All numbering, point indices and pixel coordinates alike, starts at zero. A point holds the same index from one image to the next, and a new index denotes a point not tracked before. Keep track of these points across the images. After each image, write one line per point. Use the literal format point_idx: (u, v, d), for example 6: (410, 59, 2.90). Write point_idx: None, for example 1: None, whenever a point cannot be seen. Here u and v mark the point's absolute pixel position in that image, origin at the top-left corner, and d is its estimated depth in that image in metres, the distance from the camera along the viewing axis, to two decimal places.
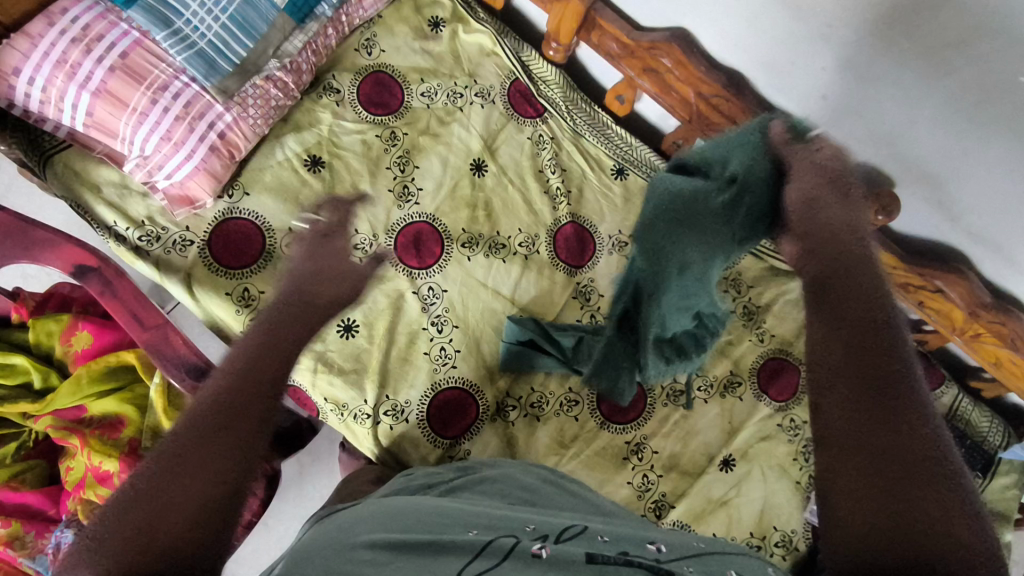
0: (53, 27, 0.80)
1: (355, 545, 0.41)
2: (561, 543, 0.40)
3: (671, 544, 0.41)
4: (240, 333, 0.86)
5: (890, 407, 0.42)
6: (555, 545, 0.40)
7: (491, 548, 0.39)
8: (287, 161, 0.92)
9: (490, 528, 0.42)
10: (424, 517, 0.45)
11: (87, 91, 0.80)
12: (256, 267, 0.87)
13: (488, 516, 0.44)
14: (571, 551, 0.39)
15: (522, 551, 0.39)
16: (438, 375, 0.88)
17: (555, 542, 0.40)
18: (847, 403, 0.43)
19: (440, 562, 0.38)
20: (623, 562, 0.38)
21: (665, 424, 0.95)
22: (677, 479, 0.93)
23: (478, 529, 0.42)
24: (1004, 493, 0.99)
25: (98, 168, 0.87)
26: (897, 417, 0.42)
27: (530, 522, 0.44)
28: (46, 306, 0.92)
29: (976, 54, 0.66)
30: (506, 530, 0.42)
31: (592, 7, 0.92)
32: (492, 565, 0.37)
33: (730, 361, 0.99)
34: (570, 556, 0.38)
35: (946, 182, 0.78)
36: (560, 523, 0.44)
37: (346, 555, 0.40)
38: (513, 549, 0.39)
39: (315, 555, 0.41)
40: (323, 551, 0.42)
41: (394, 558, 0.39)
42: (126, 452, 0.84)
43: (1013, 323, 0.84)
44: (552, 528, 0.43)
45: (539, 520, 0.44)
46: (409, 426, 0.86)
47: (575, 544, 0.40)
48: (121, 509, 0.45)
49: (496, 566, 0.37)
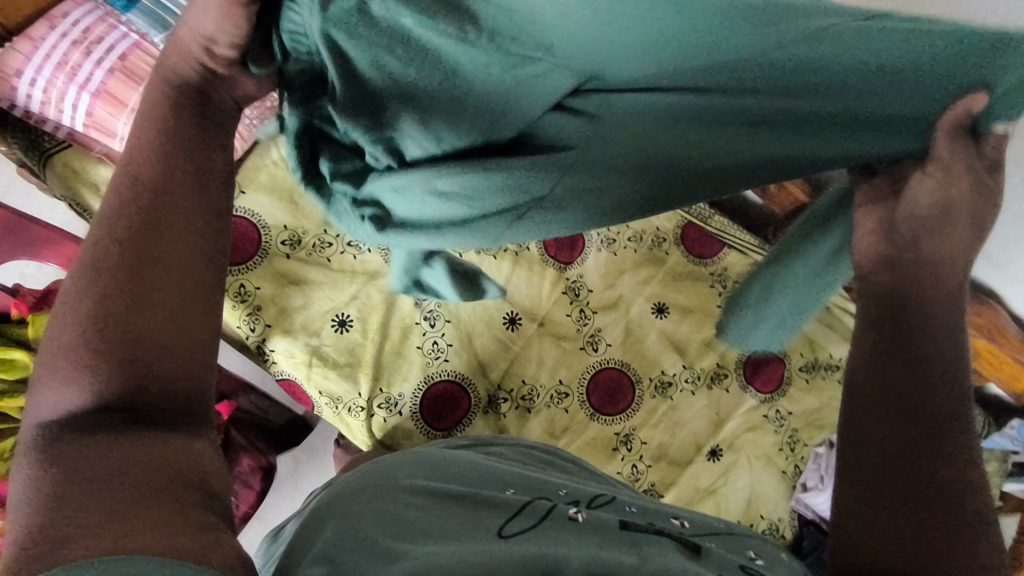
0: (54, 30, 0.83)
1: (400, 489, 0.44)
2: (593, 509, 0.42)
3: (693, 521, 0.45)
4: (235, 328, 0.88)
5: (932, 452, 0.39)
6: (589, 511, 0.42)
7: (528, 509, 0.41)
8: (282, 160, 0.94)
9: (526, 488, 0.45)
10: (465, 472, 0.47)
11: (87, 91, 0.82)
12: (251, 264, 0.89)
13: (523, 477, 0.47)
14: (605, 517, 0.41)
15: (559, 514, 0.41)
16: (430, 369, 0.91)
17: (588, 507, 0.43)
18: (879, 434, 0.41)
19: (482, 516, 0.40)
20: (655, 531, 0.41)
21: (653, 415, 0.97)
22: (665, 469, 0.95)
23: (515, 488, 0.45)
24: None
25: (96, 169, 0.86)
26: (933, 459, 0.39)
27: (561, 488, 0.46)
28: (46, 301, 0.93)
29: None
30: (541, 492, 0.44)
31: None
32: (532, 523, 0.39)
33: (717, 354, 1.01)
34: (605, 521, 0.41)
35: None
36: (587, 491, 0.46)
37: (394, 495, 0.43)
38: (550, 512, 0.41)
39: (358, 493, 0.44)
40: (368, 489, 0.44)
41: (438, 508, 0.41)
42: None
43: (989, 313, 0.87)
44: (583, 494, 0.45)
45: (571, 486, 0.46)
46: (403, 419, 0.89)
47: (606, 511, 0.42)
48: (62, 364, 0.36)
49: (536, 524, 0.39)
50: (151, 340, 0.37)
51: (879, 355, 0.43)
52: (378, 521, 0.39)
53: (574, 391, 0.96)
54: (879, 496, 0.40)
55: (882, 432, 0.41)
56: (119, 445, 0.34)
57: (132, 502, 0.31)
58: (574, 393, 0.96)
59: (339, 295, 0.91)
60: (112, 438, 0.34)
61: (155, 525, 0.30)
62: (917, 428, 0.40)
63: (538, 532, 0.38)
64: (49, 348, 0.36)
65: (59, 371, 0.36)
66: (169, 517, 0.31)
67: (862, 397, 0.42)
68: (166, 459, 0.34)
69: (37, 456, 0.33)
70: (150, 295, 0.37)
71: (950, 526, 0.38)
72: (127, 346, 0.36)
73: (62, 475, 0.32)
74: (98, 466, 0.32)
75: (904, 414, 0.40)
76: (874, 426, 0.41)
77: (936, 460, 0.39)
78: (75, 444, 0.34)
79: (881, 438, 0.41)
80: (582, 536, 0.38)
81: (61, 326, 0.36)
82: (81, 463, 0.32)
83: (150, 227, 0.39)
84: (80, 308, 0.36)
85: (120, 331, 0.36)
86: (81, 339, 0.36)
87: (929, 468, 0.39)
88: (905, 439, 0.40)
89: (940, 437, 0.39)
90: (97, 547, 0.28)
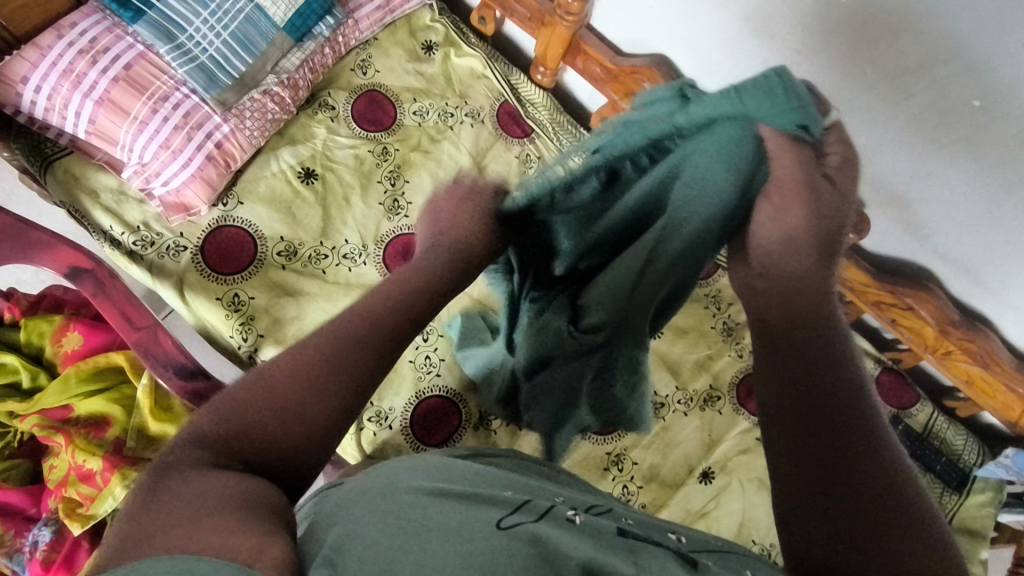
0: (62, 39, 0.83)
1: (399, 490, 0.41)
2: (592, 514, 0.41)
3: (691, 536, 0.42)
4: (228, 338, 0.88)
5: (852, 435, 0.46)
6: (588, 515, 0.40)
7: (527, 507, 0.40)
8: (281, 172, 0.95)
9: (523, 490, 0.43)
10: (466, 474, 0.45)
11: (90, 99, 0.83)
12: (246, 273, 0.89)
13: (518, 482, 0.45)
14: (603, 523, 0.40)
15: (557, 515, 0.39)
16: (422, 383, 0.92)
17: (587, 512, 0.41)
18: (801, 435, 0.47)
19: (482, 511, 0.38)
20: (653, 542, 0.39)
21: (645, 436, 0.97)
22: (656, 491, 0.94)
23: (513, 489, 0.43)
24: (978, 510, 0.99)
25: (97, 174, 0.89)
26: (858, 442, 0.46)
27: (557, 494, 0.44)
28: (38, 307, 0.94)
29: (935, 78, 0.71)
30: (538, 495, 0.42)
31: (578, 33, 0.96)
32: (527, 520, 0.38)
33: (709, 376, 1.01)
34: (603, 526, 0.39)
35: (912, 204, 0.84)
36: (585, 500, 0.44)
37: (391, 496, 0.41)
38: (548, 511, 0.40)
39: (359, 499, 0.42)
40: (368, 495, 0.42)
41: (438, 505, 0.39)
42: (111, 452, 0.84)
43: (982, 340, 0.87)
44: (580, 502, 0.43)
45: (568, 495, 0.44)
46: (393, 433, 0.89)
47: (605, 519, 0.41)
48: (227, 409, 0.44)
49: (531, 522, 0.38)
50: (287, 440, 0.44)
51: (777, 364, 0.51)
52: (380, 523, 0.37)
53: None
54: (828, 484, 0.44)
55: (806, 429, 0.47)
56: (225, 474, 0.39)
57: (197, 516, 0.34)
58: None
59: (333, 307, 0.91)
60: (221, 481, 0.38)
61: (223, 530, 0.32)
62: (830, 413, 0.47)
63: (538, 529, 0.37)
64: (224, 405, 0.45)
65: (215, 422, 0.44)
66: (229, 526, 0.33)
67: (776, 411, 0.49)
68: (245, 489, 0.38)
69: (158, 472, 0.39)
70: (302, 390, 0.46)
71: (888, 507, 0.43)
72: (275, 422, 0.44)
73: (154, 492, 0.37)
74: (184, 487, 0.37)
75: (812, 404, 0.48)
76: (795, 425, 0.48)
77: (854, 443, 0.46)
78: (189, 476, 0.38)
79: (806, 433, 0.47)
80: (580, 537, 0.37)
81: (245, 389, 0.46)
82: (180, 487, 0.37)
83: (341, 369, 0.48)
84: (263, 385, 0.46)
85: (277, 415, 0.44)
86: (242, 400, 0.45)
87: (857, 450, 0.45)
88: (831, 424, 0.47)
89: (847, 418, 0.47)
90: (194, 545, 0.31)
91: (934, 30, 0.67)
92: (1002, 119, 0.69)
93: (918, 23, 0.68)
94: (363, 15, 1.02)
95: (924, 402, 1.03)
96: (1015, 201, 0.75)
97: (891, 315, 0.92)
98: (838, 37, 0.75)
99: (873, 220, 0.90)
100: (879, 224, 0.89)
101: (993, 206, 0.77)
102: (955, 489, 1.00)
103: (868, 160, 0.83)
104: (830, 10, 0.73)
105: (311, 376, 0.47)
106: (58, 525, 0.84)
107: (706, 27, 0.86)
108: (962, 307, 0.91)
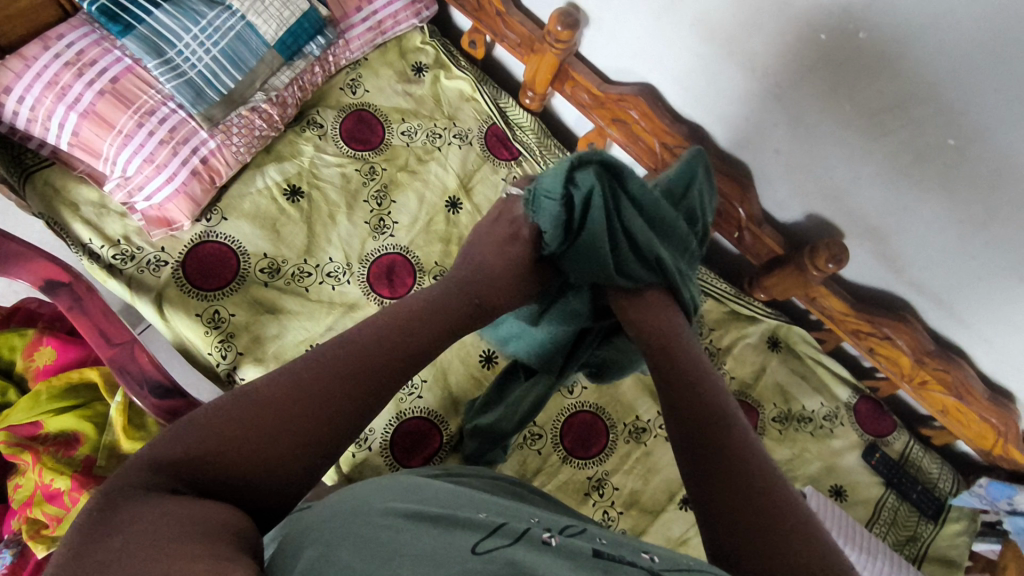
0: (48, 51, 0.81)
1: (373, 514, 0.41)
2: (568, 536, 0.40)
3: (664, 555, 0.41)
4: (207, 356, 0.86)
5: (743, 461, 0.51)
6: (564, 537, 0.40)
7: (503, 530, 0.39)
8: (267, 189, 0.95)
9: (499, 512, 0.42)
10: (441, 496, 0.44)
11: (74, 112, 0.81)
12: (228, 290, 0.88)
13: (493, 504, 0.44)
14: (579, 544, 0.39)
15: (533, 537, 0.39)
16: (404, 405, 0.90)
17: (563, 534, 0.40)
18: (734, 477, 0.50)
19: (456, 536, 0.38)
20: (625, 562, 0.38)
21: (626, 461, 0.96)
22: (637, 517, 0.93)
23: (488, 511, 0.42)
24: (954, 539, 0.98)
25: (78, 187, 0.88)
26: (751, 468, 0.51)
27: (533, 516, 0.43)
28: (12, 320, 0.93)
29: (911, 117, 0.73)
30: (514, 517, 0.42)
31: (566, 60, 0.98)
32: (503, 544, 0.37)
33: None
34: (578, 548, 0.38)
35: (889, 237, 0.86)
36: (560, 522, 0.44)
37: (366, 520, 0.40)
38: (524, 534, 0.39)
39: (333, 520, 0.41)
40: (342, 515, 0.41)
41: (411, 531, 0.38)
42: (80, 471, 0.80)
43: (956, 371, 0.88)
44: (555, 523, 0.43)
45: (543, 517, 0.44)
46: (372, 453, 0.87)
47: (581, 540, 0.40)
48: (219, 419, 0.45)
49: (507, 546, 0.37)
50: (269, 457, 0.45)
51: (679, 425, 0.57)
52: (353, 548, 0.37)
53: (548, 432, 0.95)
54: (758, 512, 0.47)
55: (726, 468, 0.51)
56: (177, 502, 0.39)
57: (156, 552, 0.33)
58: (547, 435, 0.95)
59: (315, 326, 0.90)
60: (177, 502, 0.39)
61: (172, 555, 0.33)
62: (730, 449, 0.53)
63: (514, 553, 0.36)
64: (209, 420, 0.45)
65: (185, 435, 0.44)
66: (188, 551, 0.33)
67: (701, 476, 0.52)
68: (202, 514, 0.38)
69: (114, 495, 0.38)
70: (295, 408, 0.47)
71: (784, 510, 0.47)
72: (253, 450, 0.44)
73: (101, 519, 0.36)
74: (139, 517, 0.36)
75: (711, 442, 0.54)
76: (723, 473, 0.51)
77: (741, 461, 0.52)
78: (139, 501, 0.38)
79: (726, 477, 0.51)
80: (556, 559, 0.36)
81: (241, 402, 0.47)
82: (120, 516, 0.36)
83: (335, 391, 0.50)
84: (243, 419, 0.46)
85: (240, 447, 0.44)
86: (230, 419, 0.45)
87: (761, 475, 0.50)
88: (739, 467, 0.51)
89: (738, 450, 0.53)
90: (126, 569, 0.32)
91: (909, 73, 0.70)
92: (975, 158, 0.71)
93: (895, 63, 0.70)
94: (354, 35, 1.03)
95: (901, 431, 1.05)
96: (988, 236, 0.77)
97: (869, 344, 0.93)
98: (820, 74, 0.77)
99: (853, 251, 0.91)
100: (858, 255, 0.91)
101: (967, 241, 0.79)
102: (931, 518, 1.00)
103: (847, 193, 0.85)
104: (813, 48, 0.75)
105: (286, 407, 0.47)
106: (20, 547, 0.81)
107: (692, 60, 0.88)
108: (940, 338, 0.93)
